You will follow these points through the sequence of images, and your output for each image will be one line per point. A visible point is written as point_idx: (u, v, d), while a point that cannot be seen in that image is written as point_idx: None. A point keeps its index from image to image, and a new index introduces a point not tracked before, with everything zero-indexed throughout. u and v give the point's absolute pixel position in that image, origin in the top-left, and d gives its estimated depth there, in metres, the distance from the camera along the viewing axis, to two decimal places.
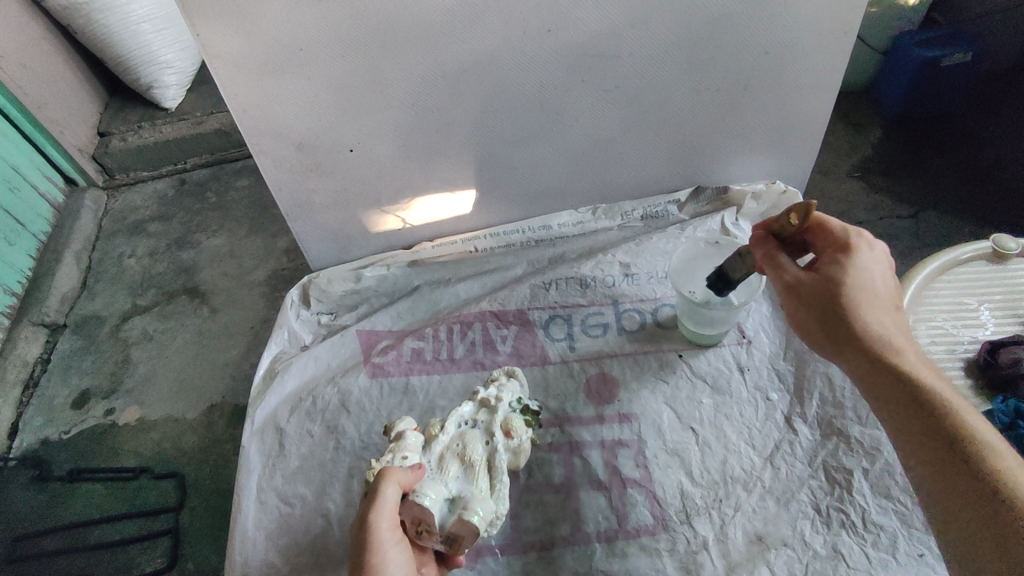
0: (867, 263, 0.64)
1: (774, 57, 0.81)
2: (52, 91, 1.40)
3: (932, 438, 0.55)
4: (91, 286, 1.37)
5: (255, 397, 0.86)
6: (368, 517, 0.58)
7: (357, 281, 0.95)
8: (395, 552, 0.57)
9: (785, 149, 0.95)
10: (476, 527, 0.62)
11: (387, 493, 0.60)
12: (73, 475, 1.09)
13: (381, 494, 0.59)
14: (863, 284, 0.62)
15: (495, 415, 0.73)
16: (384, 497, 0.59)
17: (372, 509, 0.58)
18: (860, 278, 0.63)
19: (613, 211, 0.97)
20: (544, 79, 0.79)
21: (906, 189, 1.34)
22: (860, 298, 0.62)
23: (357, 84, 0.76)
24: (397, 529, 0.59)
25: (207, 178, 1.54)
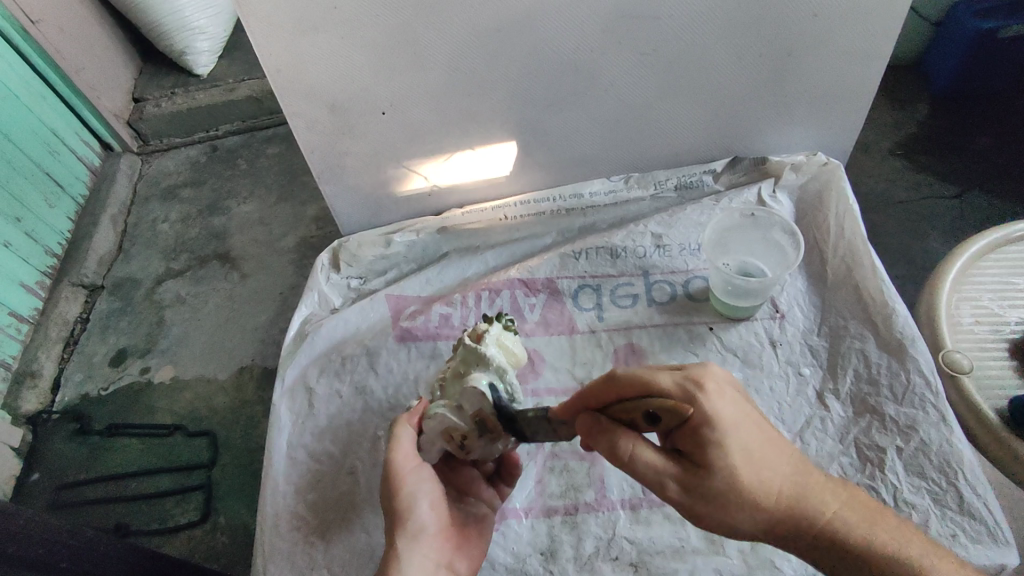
0: (722, 413, 0.53)
1: (822, 20, 0.78)
2: (88, 57, 1.42)
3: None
4: (127, 249, 1.40)
5: (285, 357, 0.88)
6: (389, 456, 0.64)
7: (387, 246, 0.95)
8: (416, 481, 0.64)
9: (829, 120, 0.91)
10: (479, 390, 0.63)
11: (402, 433, 0.65)
12: (111, 429, 1.13)
13: (398, 436, 0.65)
14: (738, 450, 0.53)
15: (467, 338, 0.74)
16: (401, 437, 0.65)
17: (393, 450, 0.64)
18: (731, 448, 0.52)
19: (646, 180, 0.94)
20: (580, 42, 0.77)
21: (952, 169, 1.28)
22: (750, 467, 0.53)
23: (391, 45, 0.75)
24: (419, 462, 0.65)
25: (237, 145, 1.55)
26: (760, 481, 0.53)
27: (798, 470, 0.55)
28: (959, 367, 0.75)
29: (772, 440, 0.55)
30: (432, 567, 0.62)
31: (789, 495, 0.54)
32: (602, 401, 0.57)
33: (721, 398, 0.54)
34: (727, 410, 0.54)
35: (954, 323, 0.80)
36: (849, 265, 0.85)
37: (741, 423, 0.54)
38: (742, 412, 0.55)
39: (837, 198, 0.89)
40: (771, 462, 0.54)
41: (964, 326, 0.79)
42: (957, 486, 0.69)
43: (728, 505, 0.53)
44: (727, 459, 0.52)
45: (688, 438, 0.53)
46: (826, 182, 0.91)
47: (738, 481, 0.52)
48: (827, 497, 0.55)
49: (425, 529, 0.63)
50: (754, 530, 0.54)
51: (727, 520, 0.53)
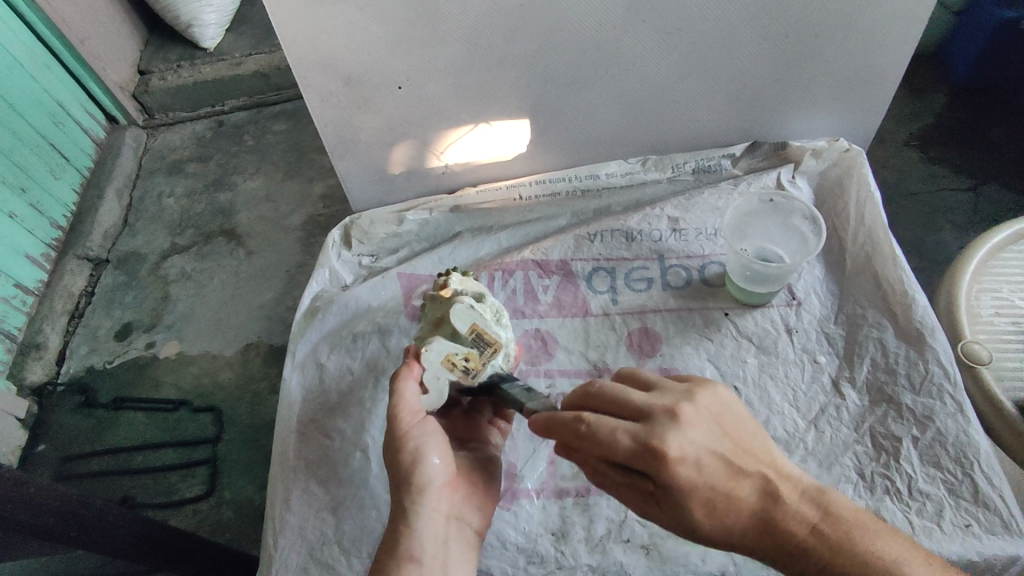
0: (679, 467, 0.49)
1: (852, 1, 0.76)
2: (94, 26, 1.39)
3: None
4: (132, 223, 1.39)
5: (296, 333, 0.87)
6: (392, 410, 0.63)
7: (399, 224, 0.94)
8: (421, 431, 0.62)
9: (852, 106, 0.90)
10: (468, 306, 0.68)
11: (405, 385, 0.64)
12: (116, 403, 1.13)
13: (400, 389, 0.64)
14: (699, 500, 0.50)
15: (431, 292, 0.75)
16: (405, 391, 0.64)
17: (397, 405, 0.63)
18: (689, 497, 0.50)
19: (663, 163, 0.93)
20: (603, 19, 0.76)
21: (967, 161, 1.27)
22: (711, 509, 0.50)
23: (410, 17, 0.73)
24: (423, 416, 0.64)
25: (243, 121, 1.53)
26: (724, 522, 0.51)
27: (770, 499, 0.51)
28: (979, 359, 0.75)
29: (743, 476, 0.51)
30: (443, 520, 0.61)
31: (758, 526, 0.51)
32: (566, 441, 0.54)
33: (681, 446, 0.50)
34: (689, 464, 0.50)
35: (973, 314, 0.79)
36: (870, 253, 0.84)
37: (698, 470, 0.50)
38: (701, 462, 0.50)
39: (857, 186, 0.88)
40: (735, 499, 0.50)
41: (983, 317, 0.79)
42: (973, 476, 0.68)
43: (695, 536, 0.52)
44: (684, 505, 0.50)
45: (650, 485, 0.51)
46: (847, 169, 0.90)
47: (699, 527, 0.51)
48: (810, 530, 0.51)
49: (434, 482, 0.61)
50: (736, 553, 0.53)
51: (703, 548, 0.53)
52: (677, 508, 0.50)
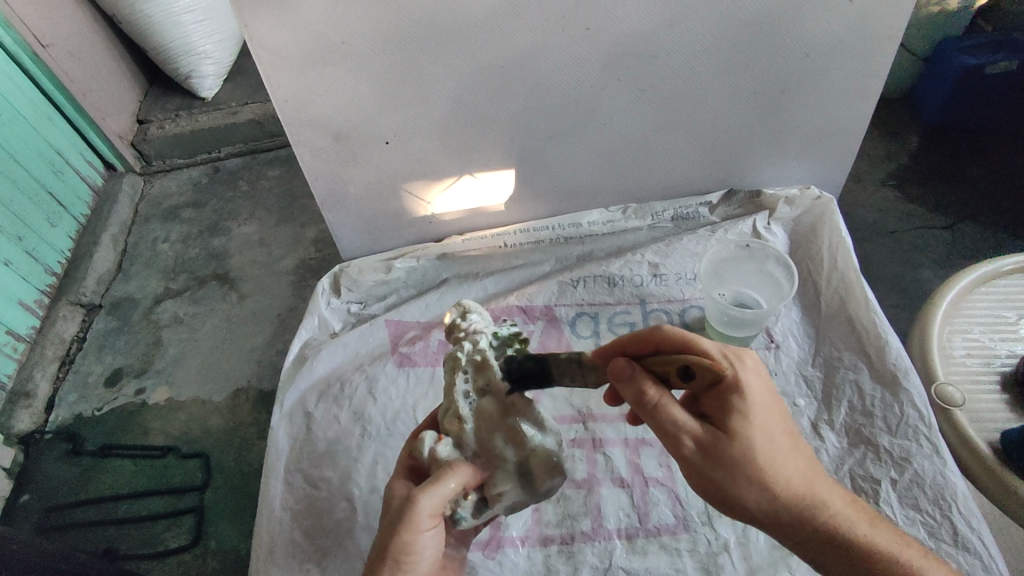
0: (753, 396, 0.55)
1: (815, 59, 0.81)
2: (96, 79, 1.44)
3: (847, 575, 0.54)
4: (126, 268, 1.41)
5: (284, 382, 0.88)
6: (421, 508, 0.55)
7: (387, 272, 0.97)
8: (433, 535, 0.57)
9: (821, 156, 0.93)
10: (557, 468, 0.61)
11: (448, 483, 0.57)
12: (104, 450, 1.12)
13: (439, 494, 0.56)
14: (765, 426, 0.54)
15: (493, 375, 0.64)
16: (440, 492, 0.56)
17: (427, 502, 0.55)
18: (756, 421, 0.54)
19: (643, 211, 0.96)
20: (581, 77, 0.80)
21: (942, 200, 1.31)
22: (761, 436, 0.54)
23: (396, 79, 0.78)
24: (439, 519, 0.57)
25: (239, 167, 1.57)
26: (772, 466, 0.53)
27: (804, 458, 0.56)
28: (952, 400, 0.76)
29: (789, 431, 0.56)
30: None
31: (797, 487, 0.54)
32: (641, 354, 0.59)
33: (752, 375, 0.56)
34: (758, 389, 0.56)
35: (946, 355, 0.81)
36: (843, 297, 0.86)
37: (770, 403, 0.56)
38: (767, 397, 0.56)
39: (829, 231, 0.92)
40: (784, 453, 0.55)
41: (955, 358, 0.81)
42: (951, 519, 0.69)
43: (740, 475, 0.53)
44: (751, 430, 0.53)
45: (715, 403, 0.55)
46: (819, 216, 0.93)
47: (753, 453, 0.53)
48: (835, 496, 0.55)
49: None
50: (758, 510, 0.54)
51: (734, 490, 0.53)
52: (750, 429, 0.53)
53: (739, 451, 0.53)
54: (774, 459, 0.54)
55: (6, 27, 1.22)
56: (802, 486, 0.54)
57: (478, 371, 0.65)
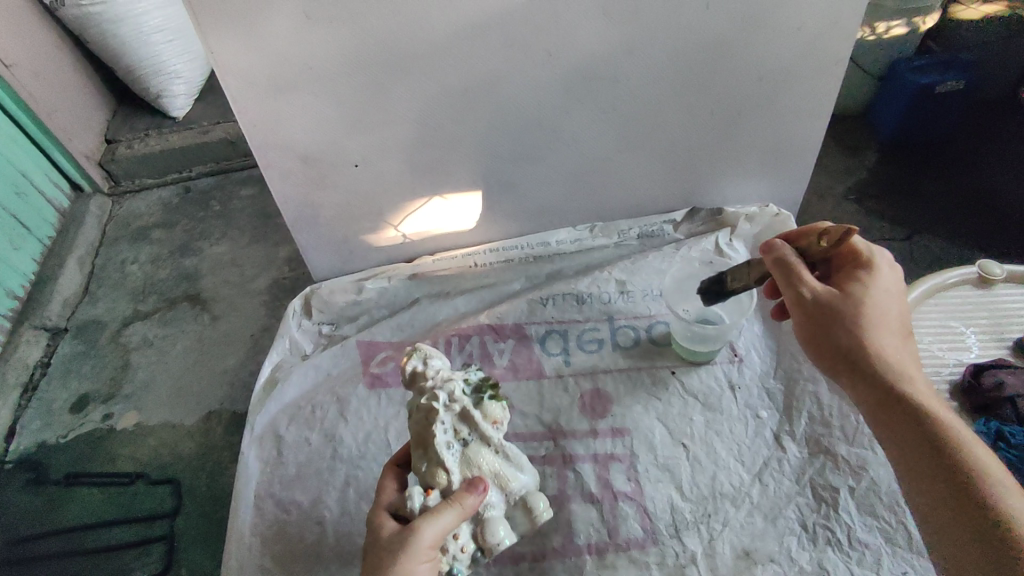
0: (880, 284, 0.66)
1: (767, 82, 0.84)
2: (62, 99, 1.43)
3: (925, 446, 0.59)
4: (93, 291, 1.39)
5: (254, 405, 0.88)
6: (423, 540, 0.59)
7: (358, 293, 0.97)
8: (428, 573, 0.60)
9: (778, 174, 0.97)
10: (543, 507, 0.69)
11: (449, 517, 0.60)
12: (69, 479, 1.10)
13: (441, 529, 0.60)
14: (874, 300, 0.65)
15: (479, 425, 0.66)
16: (440, 527, 0.60)
17: (431, 535, 0.59)
18: (875, 297, 0.66)
19: (609, 229, 0.99)
20: (544, 100, 0.82)
21: (899, 213, 1.36)
22: (876, 312, 0.65)
23: (363, 104, 0.79)
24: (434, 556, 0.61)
25: (210, 187, 1.56)
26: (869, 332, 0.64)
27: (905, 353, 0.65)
28: None
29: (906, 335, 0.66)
30: None
31: (886, 349, 0.64)
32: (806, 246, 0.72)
33: (889, 273, 0.68)
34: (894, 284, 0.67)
35: None
36: None
37: (894, 298, 0.67)
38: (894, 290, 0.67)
39: None
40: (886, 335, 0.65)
41: None
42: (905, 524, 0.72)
43: (843, 332, 0.65)
44: (867, 300, 0.65)
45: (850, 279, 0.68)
46: (777, 232, 0.97)
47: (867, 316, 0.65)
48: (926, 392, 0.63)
49: None
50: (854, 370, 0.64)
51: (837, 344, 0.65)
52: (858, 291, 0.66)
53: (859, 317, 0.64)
54: (886, 330, 0.65)
55: None
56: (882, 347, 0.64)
57: (460, 421, 0.67)
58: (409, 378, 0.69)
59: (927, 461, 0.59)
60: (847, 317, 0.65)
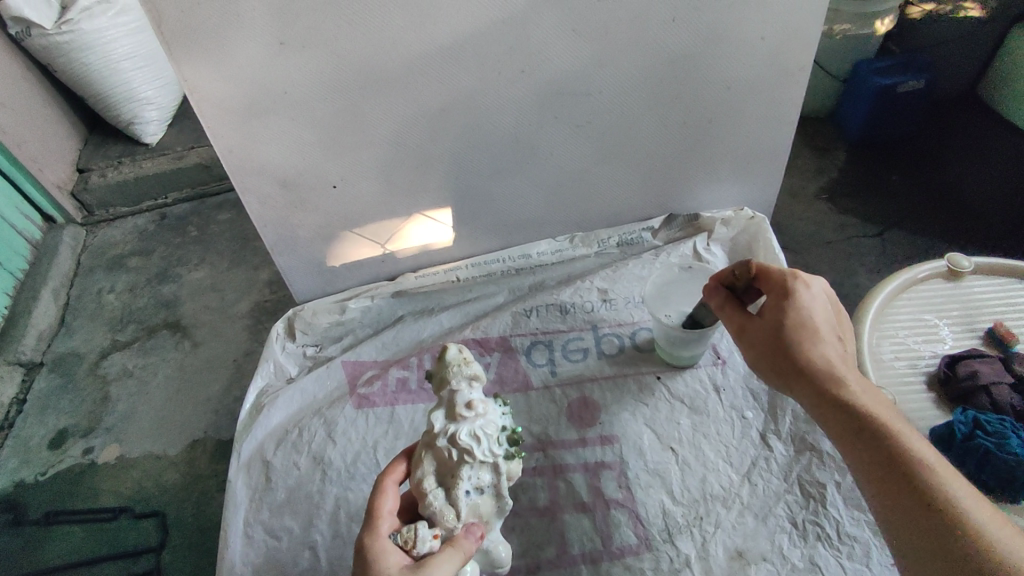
0: (810, 303, 0.67)
1: (736, 91, 0.86)
2: (31, 130, 1.41)
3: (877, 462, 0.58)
4: (69, 322, 1.36)
5: (240, 432, 0.87)
6: None
7: (341, 313, 0.97)
8: None
9: (751, 178, 0.99)
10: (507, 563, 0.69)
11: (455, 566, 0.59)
12: (49, 517, 1.07)
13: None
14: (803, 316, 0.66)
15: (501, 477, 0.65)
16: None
17: None
18: (805, 318, 0.66)
19: (589, 239, 1.01)
20: (519, 115, 0.83)
21: (871, 211, 1.39)
22: (803, 332, 0.65)
23: (340, 125, 0.79)
24: None
25: (187, 213, 1.55)
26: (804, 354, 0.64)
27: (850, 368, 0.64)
28: None
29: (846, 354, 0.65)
30: None
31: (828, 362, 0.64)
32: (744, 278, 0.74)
33: (819, 288, 0.69)
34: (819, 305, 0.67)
35: (877, 360, 0.86)
36: None
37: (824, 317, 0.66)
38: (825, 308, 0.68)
39: (763, 249, 0.97)
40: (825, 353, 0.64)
41: (886, 362, 0.86)
42: None
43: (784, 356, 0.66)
44: (793, 324, 0.66)
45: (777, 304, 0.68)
46: (754, 234, 0.98)
47: (799, 340, 0.65)
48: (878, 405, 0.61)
49: None
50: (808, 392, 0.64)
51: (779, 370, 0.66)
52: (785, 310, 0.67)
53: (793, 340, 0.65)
54: (826, 343, 0.65)
55: None
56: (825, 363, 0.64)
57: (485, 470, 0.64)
58: (449, 400, 0.65)
59: (885, 479, 0.57)
60: (781, 340, 0.66)
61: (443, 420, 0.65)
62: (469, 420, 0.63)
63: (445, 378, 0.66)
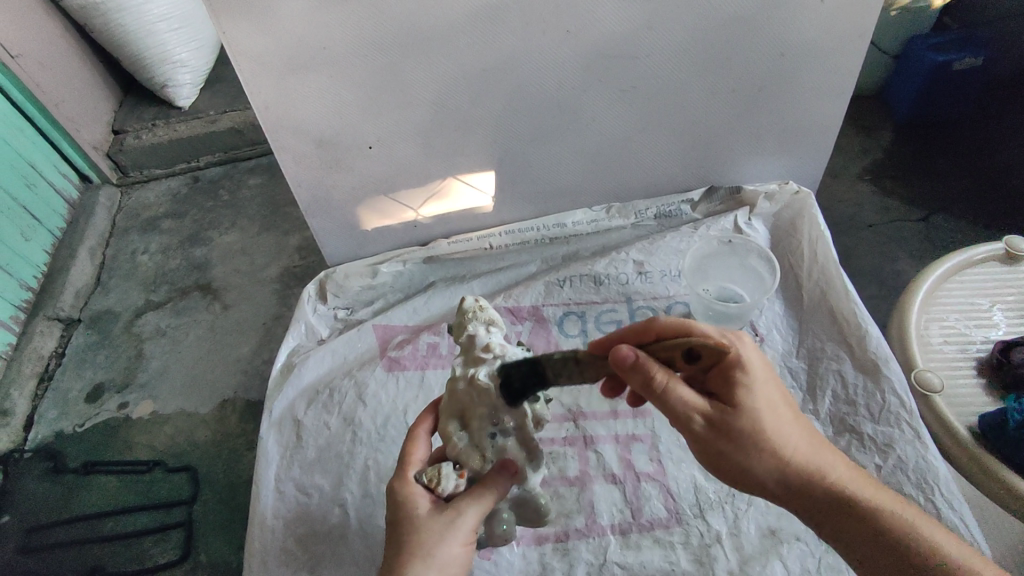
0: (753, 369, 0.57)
1: (790, 58, 0.82)
2: (68, 90, 1.42)
3: (867, 546, 0.54)
4: (105, 281, 1.39)
5: (272, 390, 0.88)
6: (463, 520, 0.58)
7: (373, 277, 0.97)
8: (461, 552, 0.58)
9: (799, 151, 0.95)
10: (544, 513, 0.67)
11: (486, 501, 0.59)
12: (87, 467, 1.10)
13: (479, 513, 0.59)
14: (763, 396, 0.57)
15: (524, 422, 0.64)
16: (477, 510, 0.59)
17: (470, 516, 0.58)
18: (757, 394, 0.57)
19: (627, 210, 0.98)
20: (562, 80, 0.81)
21: (918, 193, 1.34)
22: (765, 417, 0.56)
23: (379, 85, 0.78)
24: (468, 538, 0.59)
25: (219, 177, 1.56)
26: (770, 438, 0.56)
27: (810, 444, 0.58)
28: (930, 386, 0.77)
29: (792, 408, 0.59)
30: None
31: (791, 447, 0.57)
32: (640, 339, 0.61)
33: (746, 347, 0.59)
34: (757, 364, 0.58)
35: (924, 343, 0.83)
36: (824, 289, 0.88)
37: (768, 383, 0.58)
38: (766, 372, 0.59)
39: (808, 225, 0.93)
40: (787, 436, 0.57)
41: (933, 346, 0.83)
42: (935, 501, 0.70)
43: (747, 447, 0.56)
44: (753, 402, 0.56)
45: (721, 379, 0.57)
46: (799, 210, 0.95)
47: (760, 422, 0.56)
48: (846, 472, 0.58)
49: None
50: (771, 480, 0.57)
51: (745, 461, 0.56)
52: (747, 401, 0.56)
53: (746, 422, 0.56)
54: (782, 426, 0.57)
55: None
56: (793, 449, 0.57)
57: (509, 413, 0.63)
58: (468, 343, 0.65)
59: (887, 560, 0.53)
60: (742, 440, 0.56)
61: (463, 365, 0.65)
62: (490, 360, 0.63)
63: (462, 327, 0.68)
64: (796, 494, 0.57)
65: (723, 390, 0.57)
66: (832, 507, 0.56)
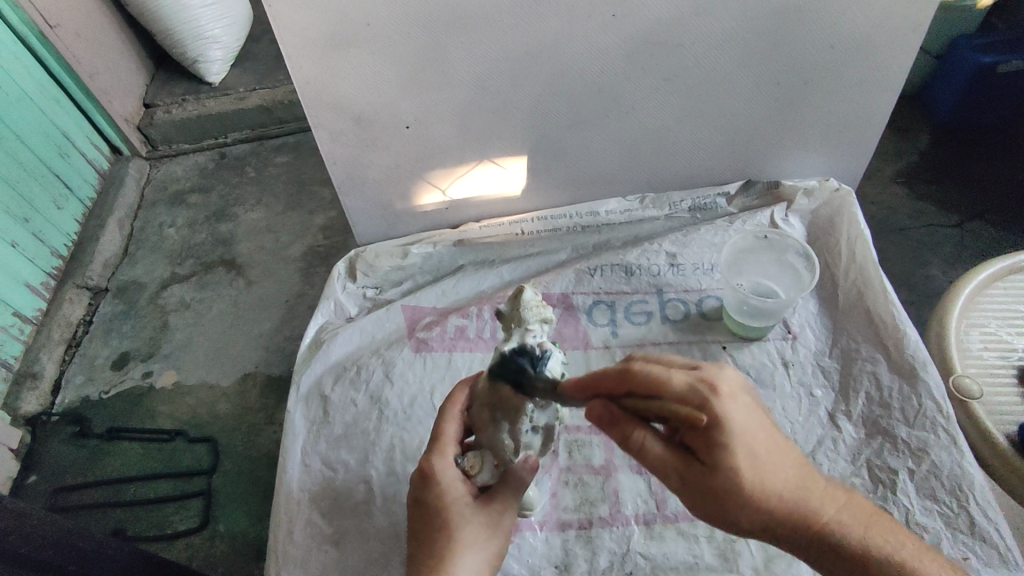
0: (734, 423, 0.50)
1: (839, 51, 0.80)
2: (103, 61, 1.43)
3: None
4: (132, 253, 1.40)
5: (300, 365, 0.88)
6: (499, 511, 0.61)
7: (403, 257, 0.97)
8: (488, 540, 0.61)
9: (840, 148, 0.93)
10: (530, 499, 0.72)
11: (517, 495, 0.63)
12: (112, 433, 1.12)
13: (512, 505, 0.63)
14: (746, 456, 0.50)
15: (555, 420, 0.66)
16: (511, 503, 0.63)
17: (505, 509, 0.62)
18: (739, 451, 0.50)
19: (661, 201, 0.96)
20: (605, 65, 0.79)
21: (954, 197, 1.31)
22: (749, 478, 0.51)
23: (421, 65, 0.77)
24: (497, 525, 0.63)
25: (246, 153, 1.57)
26: (761, 488, 0.51)
27: (803, 489, 0.53)
28: (969, 393, 0.77)
29: (783, 441, 0.54)
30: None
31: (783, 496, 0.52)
32: (613, 391, 0.53)
33: (730, 396, 0.51)
34: (741, 412, 0.51)
35: (963, 349, 0.81)
36: (861, 289, 0.87)
37: (752, 428, 0.51)
38: (749, 417, 0.51)
39: (847, 223, 0.92)
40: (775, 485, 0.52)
41: (973, 352, 0.81)
42: (968, 509, 0.69)
43: (731, 504, 0.51)
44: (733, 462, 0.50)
45: (699, 441, 0.51)
46: (838, 208, 0.93)
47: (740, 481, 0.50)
48: (842, 513, 0.53)
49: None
50: (756, 529, 0.53)
51: (728, 518, 0.52)
52: (725, 466, 0.50)
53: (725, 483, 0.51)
54: (769, 476, 0.51)
55: (13, 6, 1.21)
56: (779, 503, 0.52)
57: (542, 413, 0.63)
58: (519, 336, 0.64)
59: None
60: (724, 501, 0.51)
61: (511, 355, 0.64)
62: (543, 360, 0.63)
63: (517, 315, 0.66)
64: (782, 539, 0.54)
65: (699, 451, 0.51)
66: (821, 550, 0.53)
